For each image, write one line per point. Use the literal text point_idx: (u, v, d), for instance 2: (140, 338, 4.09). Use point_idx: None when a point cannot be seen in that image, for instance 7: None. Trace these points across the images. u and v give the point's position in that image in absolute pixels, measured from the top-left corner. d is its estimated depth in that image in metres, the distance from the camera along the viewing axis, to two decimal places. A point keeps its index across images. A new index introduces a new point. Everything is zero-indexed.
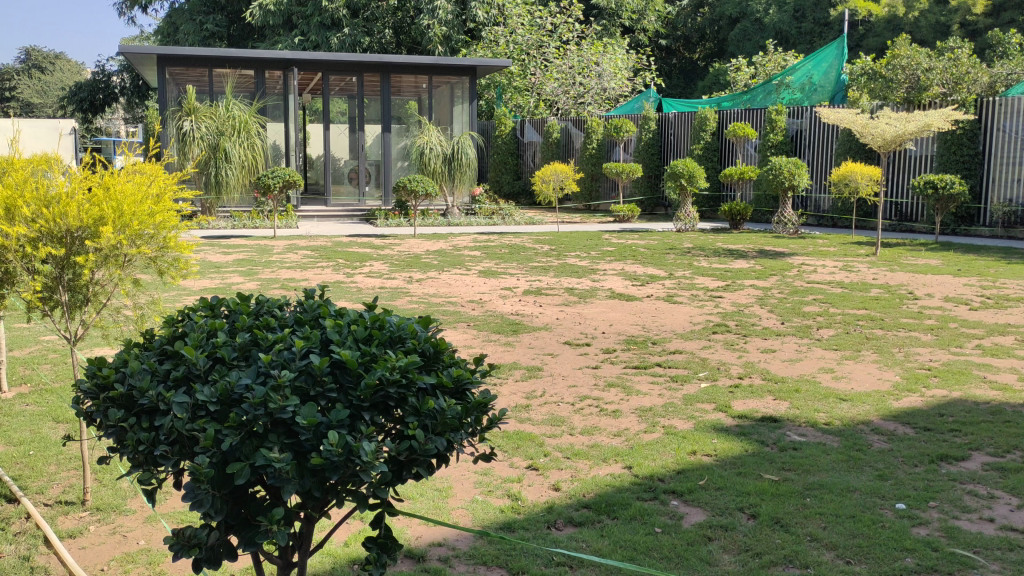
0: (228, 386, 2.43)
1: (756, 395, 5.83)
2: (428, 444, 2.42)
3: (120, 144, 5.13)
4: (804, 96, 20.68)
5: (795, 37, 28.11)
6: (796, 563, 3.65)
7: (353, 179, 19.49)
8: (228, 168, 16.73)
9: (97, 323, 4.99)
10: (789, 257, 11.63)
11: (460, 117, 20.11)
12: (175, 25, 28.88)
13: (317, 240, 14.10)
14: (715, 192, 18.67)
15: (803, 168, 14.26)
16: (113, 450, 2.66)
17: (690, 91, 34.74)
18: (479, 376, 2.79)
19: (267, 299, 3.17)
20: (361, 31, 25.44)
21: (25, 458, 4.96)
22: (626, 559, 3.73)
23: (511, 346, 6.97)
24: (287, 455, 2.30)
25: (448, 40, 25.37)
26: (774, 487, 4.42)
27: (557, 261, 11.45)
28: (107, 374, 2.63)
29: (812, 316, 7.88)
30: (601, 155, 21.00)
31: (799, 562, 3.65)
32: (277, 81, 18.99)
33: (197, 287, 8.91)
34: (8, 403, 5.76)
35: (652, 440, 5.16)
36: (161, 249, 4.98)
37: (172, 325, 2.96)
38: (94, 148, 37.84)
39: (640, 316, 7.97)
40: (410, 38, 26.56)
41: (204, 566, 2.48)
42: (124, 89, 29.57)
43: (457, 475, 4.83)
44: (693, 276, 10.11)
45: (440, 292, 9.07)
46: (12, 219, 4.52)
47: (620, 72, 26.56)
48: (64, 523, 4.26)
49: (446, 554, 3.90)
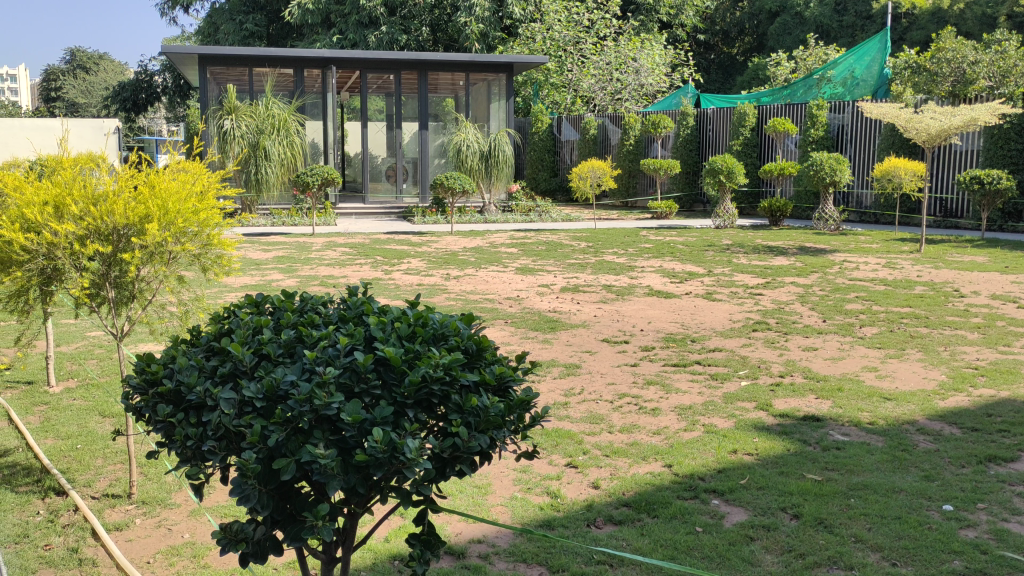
0: (275, 382, 2.46)
1: (798, 394, 5.77)
2: (472, 441, 2.43)
3: (165, 142, 5.20)
4: (846, 91, 19.98)
5: (837, 30, 27.73)
6: (840, 565, 3.61)
7: (390, 177, 19.68)
8: (268, 166, 16.89)
9: (143, 320, 5.08)
10: (830, 254, 11.48)
11: (497, 113, 20.13)
12: (215, 25, 29.21)
13: (355, 238, 14.18)
14: (754, 188, 18.52)
15: (845, 163, 14.09)
16: (161, 445, 2.70)
17: (728, 86, 34.52)
18: (523, 375, 2.79)
19: (311, 296, 3.19)
20: (398, 29, 25.50)
21: (73, 452, 5.06)
22: (667, 558, 3.71)
23: (548, 343, 6.97)
24: (332, 451, 2.31)
25: (485, 36, 25.46)
26: (817, 487, 4.37)
27: (595, 258, 11.44)
28: (155, 370, 2.69)
29: (855, 314, 7.77)
30: (638, 152, 20.87)
31: (844, 563, 3.61)
32: (317, 79, 19.18)
33: (238, 284, 9.04)
34: (56, 398, 5.89)
35: (692, 438, 5.13)
36: (205, 246, 5.02)
37: (218, 322, 2.99)
38: (139, 147, 38.46)
39: (679, 314, 7.93)
40: (447, 35, 26.63)
41: (251, 560, 2.50)
42: (166, 88, 30.04)
43: (496, 473, 4.84)
44: (733, 273, 10.03)
45: (477, 289, 9.10)
46: (61, 218, 4.64)
47: (658, 68, 26.31)
48: (111, 516, 4.34)
49: (486, 552, 3.92)
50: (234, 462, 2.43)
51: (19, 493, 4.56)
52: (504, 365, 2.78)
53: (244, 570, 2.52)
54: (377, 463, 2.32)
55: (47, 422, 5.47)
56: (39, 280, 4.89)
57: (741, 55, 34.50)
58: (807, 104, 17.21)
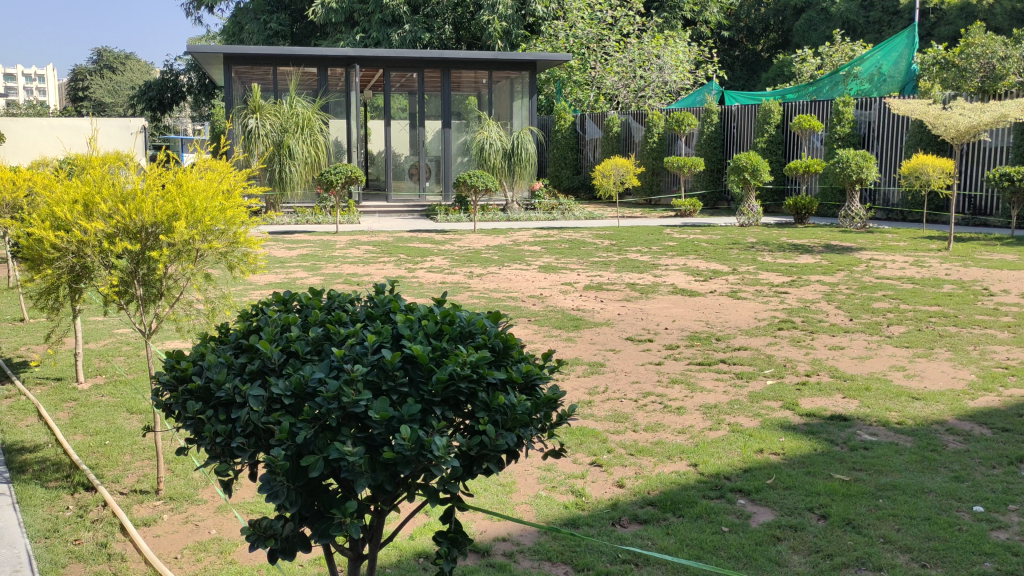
0: (303, 379, 2.47)
1: (824, 393, 5.71)
2: (499, 440, 2.42)
3: (191, 142, 5.23)
4: (873, 87, 19.95)
5: (863, 26, 27.35)
6: (869, 565, 3.58)
7: (413, 175, 19.69)
8: (292, 164, 16.95)
9: (171, 317, 5.12)
10: (857, 252, 11.39)
11: (520, 112, 20.11)
12: (240, 25, 29.40)
13: (379, 236, 14.19)
14: (779, 186, 18.39)
15: (872, 161, 13.96)
16: (189, 441, 2.71)
17: (753, 82, 34.38)
18: (550, 373, 2.78)
19: (338, 294, 3.21)
20: (421, 27, 25.56)
21: (101, 448, 5.12)
22: (693, 558, 3.70)
23: (572, 341, 6.97)
24: (360, 448, 2.32)
25: (508, 34, 25.46)
26: (845, 487, 4.33)
27: (618, 256, 11.39)
28: (185, 367, 2.71)
29: (882, 313, 7.68)
30: (662, 150, 20.80)
31: (872, 564, 3.57)
32: (340, 78, 19.18)
33: (262, 282, 9.10)
34: (84, 394, 5.95)
35: (718, 438, 5.10)
36: (231, 244, 5.02)
37: (247, 319, 3.01)
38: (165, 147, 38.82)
39: (703, 312, 7.89)
40: (470, 34, 26.68)
41: (280, 556, 2.51)
42: (192, 88, 30.31)
43: (521, 471, 4.84)
44: (758, 271, 9.97)
45: (501, 287, 9.10)
46: (90, 216, 4.70)
47: (682, 65, 26.21)
48: (139, 511, 4.38)
49: (511, 550, 3.92)
50: (262, 459, 2.44)
51: (49, 489, 4.61)
52: (532, 363, 2.77)
53: (273, 566, 2.52)
54: (404, 461, 2.32)
55: (76, 418, 5.53)
56: (68, 276, 4.95)
57: (766, 52, 34.28)
58: (833, 101, 17.06)
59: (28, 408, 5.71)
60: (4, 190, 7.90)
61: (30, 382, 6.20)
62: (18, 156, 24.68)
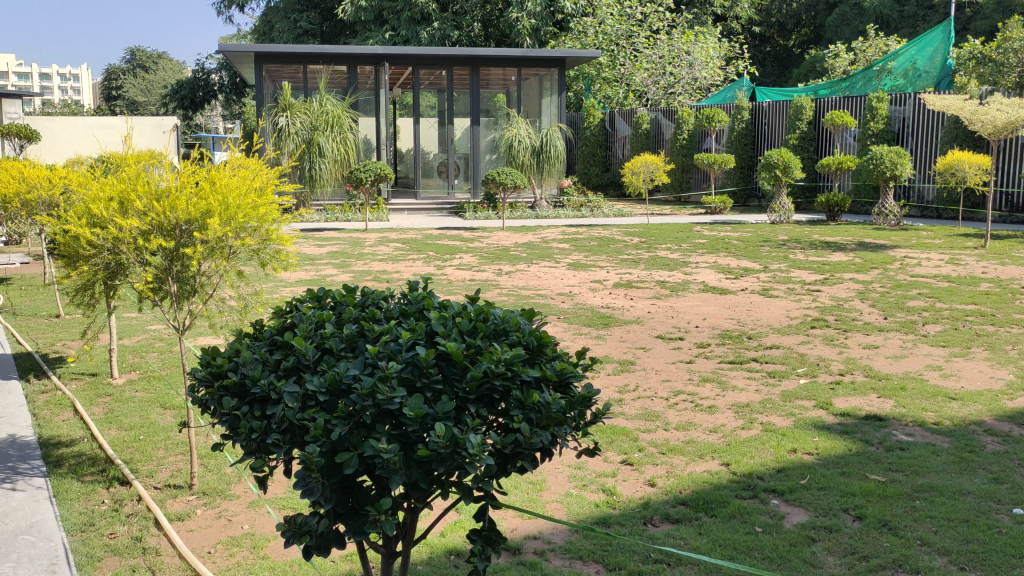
0: (337, 376, 2.47)
1: (859, 393, 5.64)
2: (533, 438, 2.41)
3: (224, 141, 5.27)
4: (907, 83, 19.63)
5: (897, 21, 26.88)
6: (906, 568, 3.52)
7: (443, 172, 19.75)
8: (322, 162, 17.06)
9: (204, 314, 5.15)
10: (891, 249, 11.24)
11: (549, 108, 20.21)
12: (270, 23, 29.64)
13: (408, 233, 14.27)
14: (811, 182, 18.23)
15: (906, 157, 13.77)
16: (224, 437, 2.73)
17: (784, 78, 34.23)
18: (584, 371, 2.76)
19: (372, 291, 3.22)
20: (450, 24, 25.61)
21: (136, 443, 5.18)
22: (726, 558, 3.67)
23: (602, 339, 6.95)
24: (394, 445, 2.32)
25: (536, 32, 25.40)
26: (881, 487, 4.28)
27: (648, 253, 11.37)
28: (220, 363, 2.73)
29: (917, 312, 7.56)
30: (692, 146, 20.65)
31: (910, 567, 3.52)
32: (369, 76, 19.26)
33: (293, 279, 9.18)
34: (119, 389, 6.03)
35: (750, 437, 5.05)
36: (263, 242, 5.03)
37: (281, 316, 3.02)
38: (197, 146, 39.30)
39: (735, 310, 7.84)
40: (499, 31, 26.64)
41: (315, 552, 2.50)
42: (223, 86, 30.59)
43: (551, 469, 4.82)
44: (790, 268, 9.91)
45: (530, 285, 9.10)
46: (126, 214, 4.78)
47: (712, 61, 26.09)
48: (173, 506, 4.43)
49: (542, 548, 3.91)
50: (298, 455, 2.44)
51: (85, 483, 4.67)
52: (565, 361, 2.75)
53: (308, 562, 2.52)
54: (439, 458, 2.32)
55: (110, 413, 5.60)
56: (104, 274, 5.02)
57: (798, 47, 33.94)
58: (867, 96, 16.86)
59: (65, 402, 5.79)
60: (42, 188, 8.08)
61: (66, 377, 6.30)
62: (55, 156, 25.06)
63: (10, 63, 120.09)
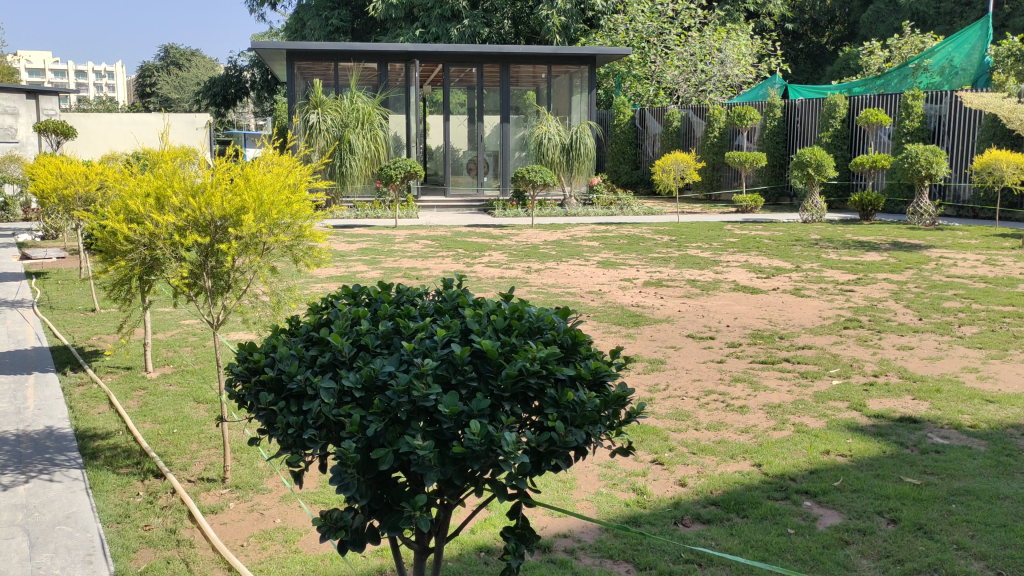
0: (373, 372, 2.49)
1: (893, 394, 5.58)
2: (568, 437, 2.40)
3: (258, 137, 5.29)
4: (944, 81, 19.33)
5: (933, 18, 26.32)
6: (942, 572, 3.48)
7: (472, 169, 19.81)
8: (353, 159, 17.11)
9: (238, 309, 5.19)
10: (925, 249, 11.09)
11: (579, 106, 20.23)
12: (302, 21, 29.85)
13: (438, 231, 14.34)
14: (844, 181, 18.04)
15: (942, 156, 13.57)
16: (262, 432, 2.76)
17: (817, 76, 33.99)
18: (619, 370, 2.74)
19: (407, 288, 3.23)
20: (480, 22, 25.59)
21: (170, 436, 5.24)
22: (758, 559, 3.64)
23: (632, 337, 6.92)
24: (429, 442, 2.31)
25: (567, 29, 25.20)
26: (916, 491, 4.21)
27: (678, 252, 11.31)
28: (258, 359, 2.77)
29: (952, 313, 7.46)
30: (723, 144, 20.49)
31: (946, 571, 3.47)
32: (399, 73, 19.38)
33: (324, 276, 9.27)
34: (154, 383, 6.12)
35: (782, 438, 5.01)
36: (296, 238, 5.03)
37: (317, 312, 3.05)
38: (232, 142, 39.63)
39: (766, 309, 7.79)
40: (529, 28, 26.62)
41: (350, 548, 2.53)
42: (255, 83, 30.80)
43: (582, 468, 4.81)
44: (822, 268, 9.82)
45: (559, 283, 9.08)
46: (162, 210, 4.84)
47: (744, 59, 25.94)
48: (206, 499, 4.48)
49: (572, 546, 3.91)
50: (333, 451, 2.45)
51: (120, 475, 4.73)
52: (600, 359, 2.73)
53: (343, 557, 2.54)
54: (474, 455, 2.32)
55: (145, 407, 5.68)
56: (141, 268, 5.08)
57: (831, 44, 33.62)
58: (901, 94, 16.62)
59: (100, 396, 5.88)
60: (79, 184, 8.20)
61: (101, 371, 6.40)
62: (90, 152, 25.41)
63: (53, 65, 122.48)
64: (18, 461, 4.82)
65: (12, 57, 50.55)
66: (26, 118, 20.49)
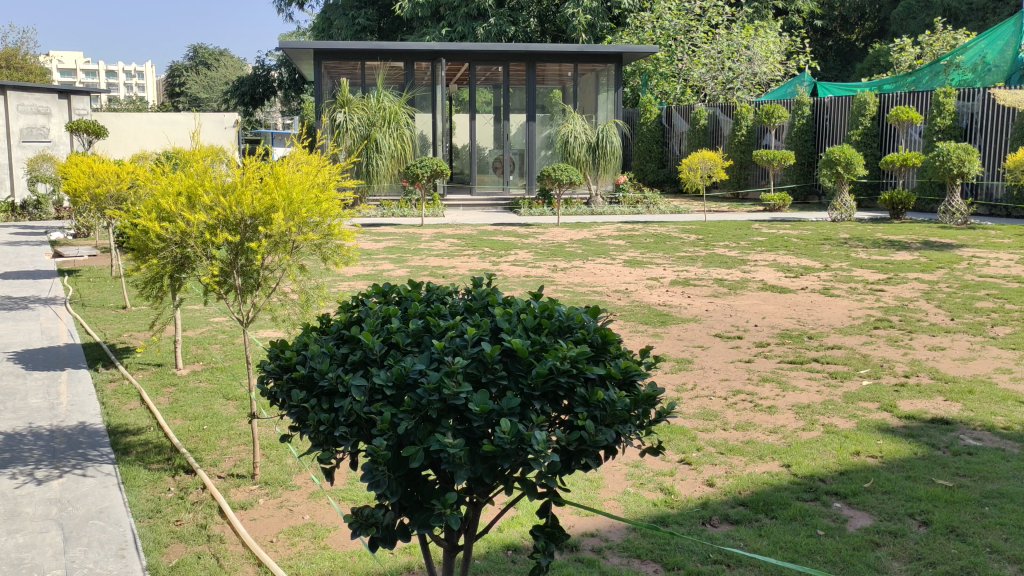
0: (404, 370, 2.49)
1: (924, 395, 5.51)
2: (598, 435, 2.39)
3: (288, 137, 5.32)
4: (976, 78, 19.18)
5: (966, 14, 25.99)
6: None
7: (498, 168, 19.79)
8: (379, 158, 17.16)
9: (268, 308, 5.22)
10: (957, 249, 10.92)
11: (605, 104, 20.13)
12: (329, 21, 29.99)
13: (463, 229, 14.35)
14: (874, 180, 17.85)
15: (974, 154, 13.39)
16: (292, 429, 2.77)
17: (846, 73, 33.71)
18: (649, 370, 2.71)
19: (437, 287, 3.23)
20: (506, 20, 25.56)
21: (200, 432, 5.29)
22: (787, 560, 3.61)
23: (659, 337, 6.89)
24: (460, 440, 2.30)
25: (592, 27, 25.09)
26: (948, 493, 4.16)
27: (705, 251, 11.24)
28: (289, 356, 2.77)
29: (985, 313, 7.37)
30: (750, 143, 20.36)
31: None
32: (425, 72, 19.34)
33: (350, 274, 9.32)
34: (183, 380, 6.19)
35: (812, 438, 4.97)
36: (325, 236, 5.04)
37: (348, 310, 3.06)
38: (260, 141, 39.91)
39: (795, 309, 7.72)
40: (555, 27, 26.59)
41: (381, 545, 2.54)
42: (282, 83, 30.99)
43: (609, 467, 4.80)
44: (851, 267, 9.72)
45: (585, 282, 9.07)
46: (194, 209, 4.89)
47: (773, 56, 25.74)
48: (236, 495, 4.51)
49: (600, 546, 3.90)
50: (365, 448, 2.46)
51: (152, 471, 4.78)
52: (630, 359, 2.71)
53: (374, 554, 2.55)
54: (504, 453, 2.32)
55: (176, 403, 5.74)
56: (173, 266, 5.14)
57: (860, 41, 33.34)
58: (933, 91, 16.37)
59: (131, 392, 5.95)
60: (110, 182, 8.31)
61: (132, 368, 6.47)
62: (122, 152, 25.78)
63: (87, 66, 124.22)
64: (52, 455, 4.89)
65: (46, 58, 51.11)
66: (58, 118, 20.78)
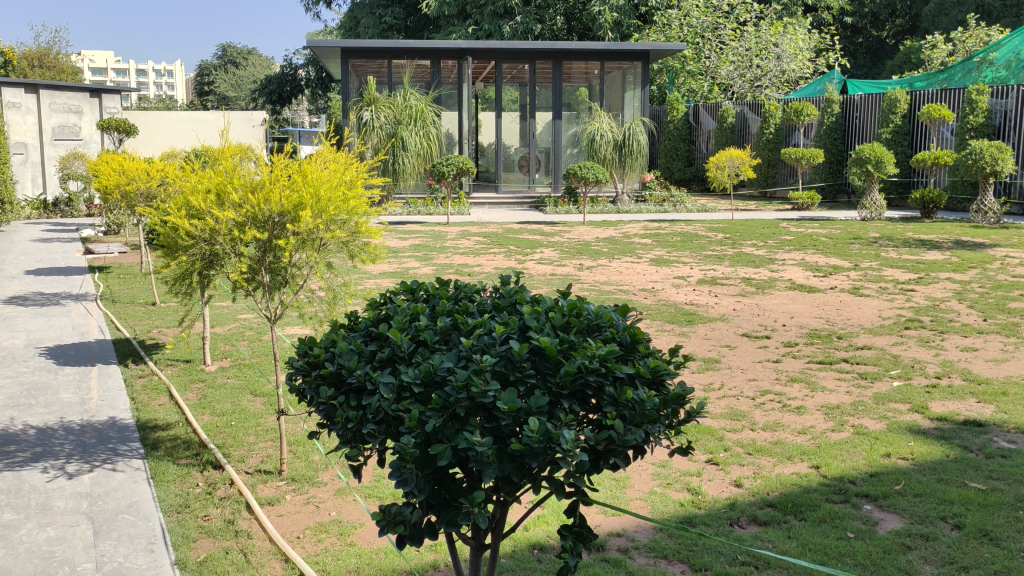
0: (432, 368, 2.48)
1: (957, 397, 5.44)
2: (627, 435, 2.38)
3: (315, 135, 5.33)
4: (1010, 74, 19.00)
5: (999, 10, 25.75)
6: None
7: (523, 167, 19.80)
8: (405, 156, 17.21)
9: (295, 305, 5.25)
10: (990, 248, 10.75)
11: (631, 102, 20.01)
12: (356, 20, 30.08)
13: (489, 227, 14.31)
14: (904, 178, 17.71)
15: (1008, 153, 13.20)
16: (319, 425, 2.77)
17: (876, 69, 33.42)
18: (678, 370, 2.68)
19: (463, 284, 3.22)
20: (533, 18, 25.52)
21: (228, 429, 5.32)
22: (816, 562, 3.58)
23: (686, 337, 6.85)
24: (488, 439, 2.29)
25: (619, 25, 25.10)
26: (981, 496, 4.10)
27: (733, 250, 11.14)
28: (318, 353, 2.78)
29: (1019, 313, 7.26)
30: (779, 141, 20.24)
31: None
32: (452, 70, 19.34)
33: (375, 272, 9.35)
34: (212, 376, 6.23)
35: (841, 440, 4.92)
36: (352, 234, 5.04)
37: (375, 307, 3.06)
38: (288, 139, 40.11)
39: (824, 308, 7.65)
40: (581, 24, 26.55)
41: (408, 543, 2.53)
42: (310, 81, 31.11)
43: (635, 467, 4.77)
44: (881, 267, 9.60)
45: (612, 281, 9.03)
46: (222, 206, 4.91)
47: (802, 53, 25.49)
48: (263, 491, 4.54)
49: (627, 546, 3.87)
50: (392, 446, 2.45)
51: (180, 466, 4.81)
52: (659, 358, 2.68)
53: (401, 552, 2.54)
54: (532, 453, 2.30)
55: (204, 400, 5.78)
56: (201, 264, 5.17)
57: (891, 38, 32.97)
58: (965, 89, 16.18)
59: (160, 388, 6.00)
60: (140, 180, 8.39)
61: (161, 364, 6.53)
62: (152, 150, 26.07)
63: (121, 66, 125.70)
64: (83, 450, 4.94)
65: (78, 56, 51.53)
66: (89, 116, 20.98)
